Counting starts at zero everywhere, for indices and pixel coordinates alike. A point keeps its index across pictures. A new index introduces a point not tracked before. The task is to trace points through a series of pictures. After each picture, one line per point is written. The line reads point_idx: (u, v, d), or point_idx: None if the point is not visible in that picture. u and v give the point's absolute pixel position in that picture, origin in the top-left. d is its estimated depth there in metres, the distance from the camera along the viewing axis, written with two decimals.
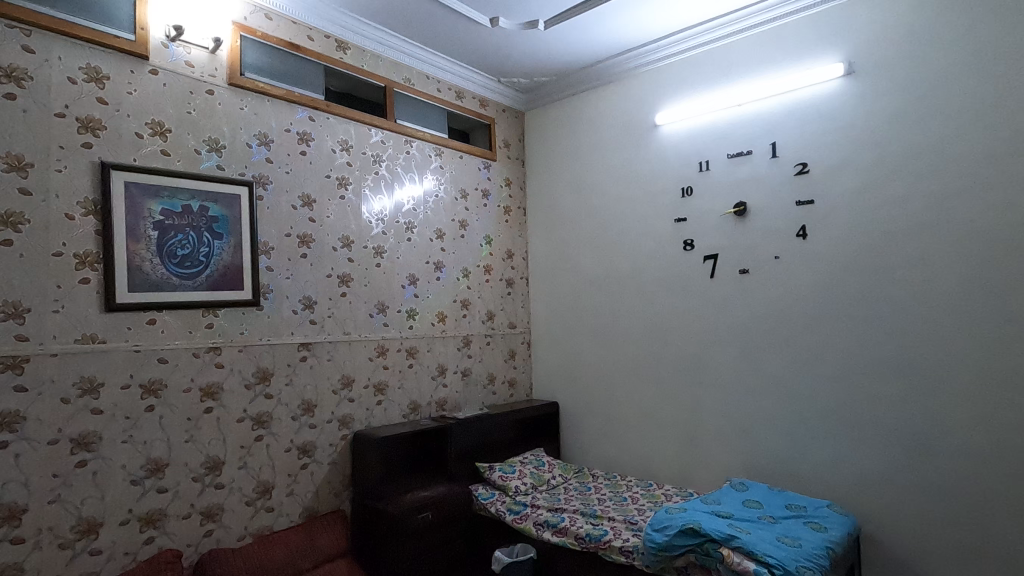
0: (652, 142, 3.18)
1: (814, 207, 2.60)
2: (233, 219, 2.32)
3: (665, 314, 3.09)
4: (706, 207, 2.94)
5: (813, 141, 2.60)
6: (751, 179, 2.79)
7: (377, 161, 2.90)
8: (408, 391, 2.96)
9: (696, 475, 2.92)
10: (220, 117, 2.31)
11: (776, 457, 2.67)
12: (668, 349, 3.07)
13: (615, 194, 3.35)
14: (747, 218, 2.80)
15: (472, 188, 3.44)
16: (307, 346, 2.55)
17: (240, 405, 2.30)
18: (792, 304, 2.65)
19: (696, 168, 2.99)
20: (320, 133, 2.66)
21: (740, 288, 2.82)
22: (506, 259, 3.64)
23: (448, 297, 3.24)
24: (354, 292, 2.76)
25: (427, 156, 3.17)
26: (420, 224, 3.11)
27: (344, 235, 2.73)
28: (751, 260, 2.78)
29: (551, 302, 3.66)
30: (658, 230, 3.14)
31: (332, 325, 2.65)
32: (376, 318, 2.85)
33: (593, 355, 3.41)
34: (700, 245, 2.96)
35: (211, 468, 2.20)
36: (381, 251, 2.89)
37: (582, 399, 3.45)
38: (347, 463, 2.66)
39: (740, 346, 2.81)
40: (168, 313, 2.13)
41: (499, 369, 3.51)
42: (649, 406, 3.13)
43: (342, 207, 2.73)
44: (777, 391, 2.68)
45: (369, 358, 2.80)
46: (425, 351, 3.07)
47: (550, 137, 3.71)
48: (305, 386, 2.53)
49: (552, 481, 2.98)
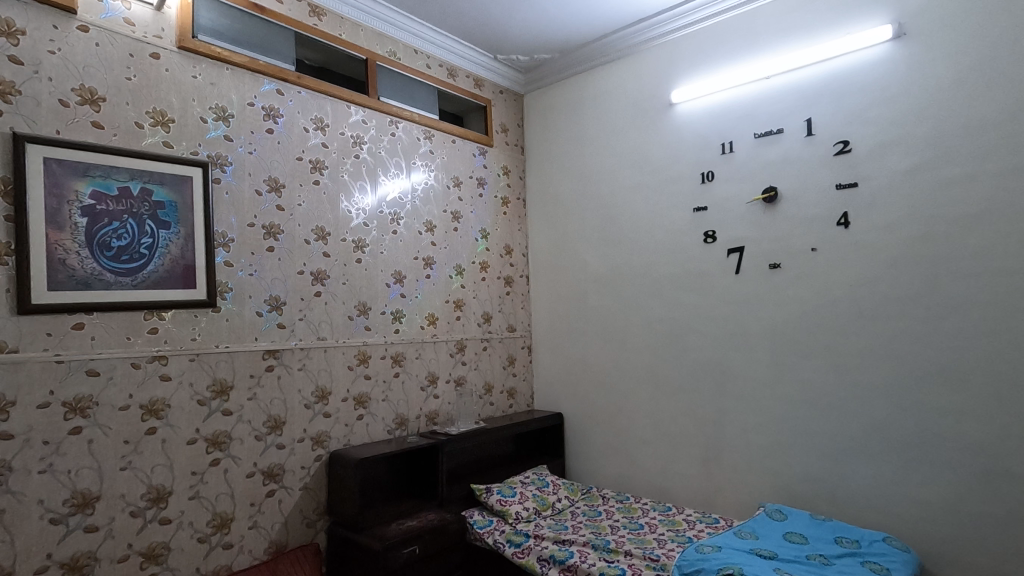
0: (667, 122, 2.85)
1: (858, 191, 2.26)
2: (184, 205, 1.97)
3: (683, 315, 2.75)
4: (729, 195, 2.61)
5: (856, 116, 2.27)
6: (782, 161, 2.45)
7: (358, 143, 2.56)
8: (393, 403, 2.61)
9: (721, 498, 2.57)
10: (168, 85, 1.97)
11: (815, 478, 2.32)
12: (686, 354, 2.73)
13: (625, 181, 3.01)
14: (778, 206, 2.46)
15: (465, 176, 3.10)
16: (274, 353, 2.20)
17: (192, 424, 1.95)
18: (831, 303, 2.31)
19: (718, 150, 2.66)
20: (291, 110, 2.32)
21: (771, 285, 2.47)
22: (504, 255, 3.30)
23: (440, 297, 2.89)
24: (331, 292, 2.41)
25: (415, 139, 2.83)
26: (407, 216, 2.76)
27: (318, 226, 2.39)
28: (783, 253, 2.44)
29: (555, 303, 3.32)
30: (674, 221, 2.80)
31: (304, 329, 2.31)
32: (356, 322, 2.50)
33: (602, 361, 3.07)
34: (724, 237, 2.62)
35: (154, 501, 1.85)
36: (362, 244, 2.55)
37: (589, 410, 3.11)
38: (322, 488, 2.32)
39: (770, 352, 2.47)
40: (102, 315, 1.78)
41: (497, 377, 3.16)
42: (666, 419, 2.78)
43: (316, 194, 2.39)
44: (816, 403, 2.33)
45: (348, 367, 2.45)
46: (413, 357, 2.72)
47: (552, 121, 3.37)
48: (272, 400, 2.18)
49: (558, 506, 2.63)
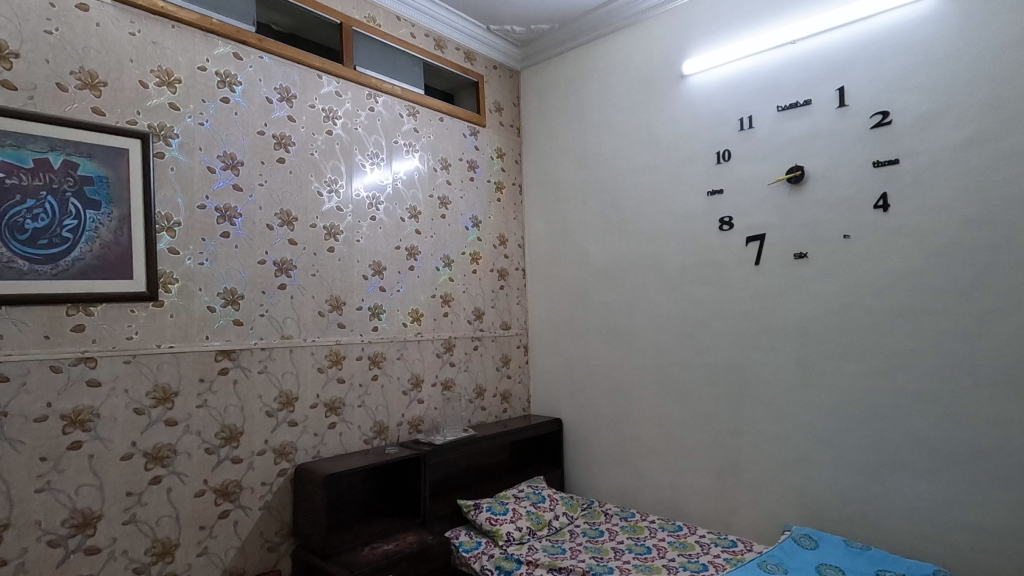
0: (678, 97, 2.56)
1: (899, 169, 1.96)
2: (118, 182, 1.70)
3: (695, 311, 2.47)
4: (748, 176, 2.32)
5: (898, 82, 1.97)
6: (810, 137, 2.16)
7: (331, 118, 2.28)
8: (371, 409, 2.33)
9: (739, 517, 2.29)
10: (98, 42, 1.69)
11: (847, 497, 2.04)
12: (699, 355, 2.45)
13: (631, 164, 2.72)
14: (805, 187, 2.17)
15: (455, 158, 2.82)
16: (229, 354, 1.92)
17: (126, 436, 1.68)
18: (866, 298, 2.02)
19: (736, 126, 2.36)
20: (251, 77, 2.04)
21: (796, 277, 2.18)
22: (498, 245, 3.02)
23: (426, 291, 2.61)
24: (298, 285, 2.13)
25: (398, 115, 2.55)
26: (388, 201, 2.48)
27: (283, 210, 2.11)
28: (810, 242, 2.15)
29: (553, 299, 3.04)
30: (686, 207, 2.51)
31: (265, 326, 2.03)
32: (328, 318, 2.22)
33: (605, 362, 2.78)
34: (742, 223, 2.33)
35: (78, 527, 1.58)
36: (335, 231, 2.27)
37: (591, 416, 2.82)
38: (287, 507, 2.04)
39: (795, 353, 2.18)
40: (12, 309, 1.51)
41: (489, 379, 2.89)
42: (676, 427, 2.50)
43: (281, 174, 2.11)
44: (848, 411, 2.05)
45: (318, 369, 2.17)
46: (394, 358, 2.44)
47: (550, 99, 3.08)
48: (226, 408, 1.90)
49: (555, 525, 2.35)
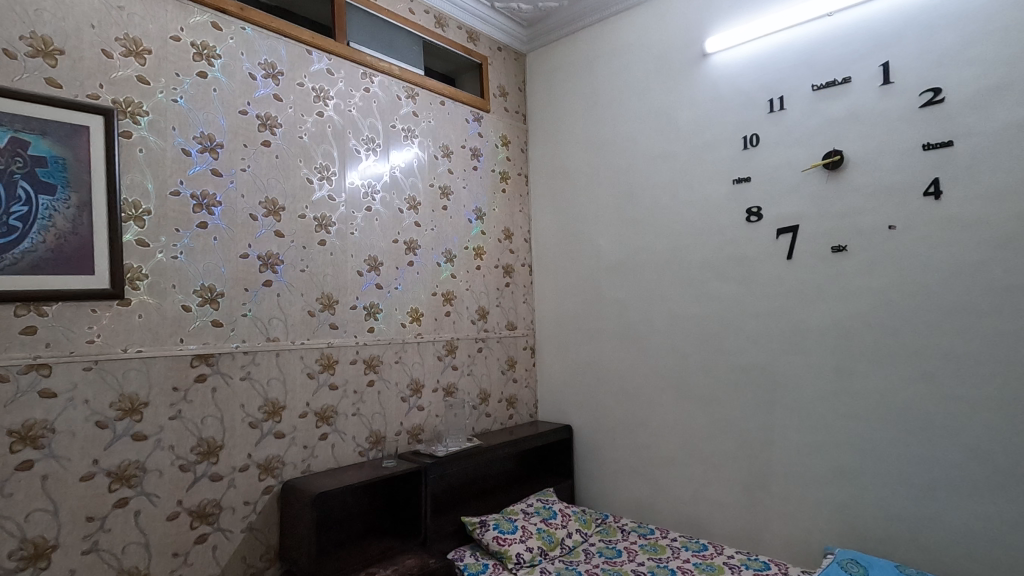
0: (699, 77, 2.36)
1: (952, 152, 1.77)
2: (77, 163, 1.49)
3: (719, 310, 2.27)
4: (779, 162, 2.12)
5: (951, 56, 1.78)
6: (849, 117, 1.96)
7: (322, 98, 2.08)
8: (366, 418, 2.13)
9: (769, 535, 2.10)
10: (53, 4, 1.48)
11: (892, 515, 1.85)
12: (724, 358, 2.25)
13: (648, 151, 2.52)
14: (844, 173, 1.97)
15: (457, 145, 2.61)
16: (206, 359, 1.72)
17: (87, 454, 1.47)
18: (915, 295, 1.83)
19: (765, 108, 2.17)
20: (231, 50, 1.83)
21: (834, 272, 1.99)
22: (503, 240, 2.81)
23: (426, 288, 2.41)
24: (286, 282, 1.93)
25: (395, 96, 2.34)
26: (385, 190, 2.28)
27: (268, 198, 1.90)
28: (850, 233, 1.96)
29: (562, 297, 2.84)
30: (709, 196, 2.31)
31: (248, 327, 1.82)
32: (319, 319, 2.02)
33: (619, 364, 2.58)
34: (773, 214, 2.13)
35: (28, 560, 1.37)
36: (326, 222, 2.06)
37: (603, 423, 2.63)
38: (273, 528, 1.84)
39: (834, 356, 1.98)
40: None
41: (494, 384, 2.68)
42: (698, 436, 2.30)
43: (266, 158, 1.90)
44: (893, 420, 1.86)
45: (308, 375, 1.96)
46: (391, 362, 2.24)
47: (559, 82, 2.88)
48: (204, 420, 1.70)
49: (569, 544, 2.15)
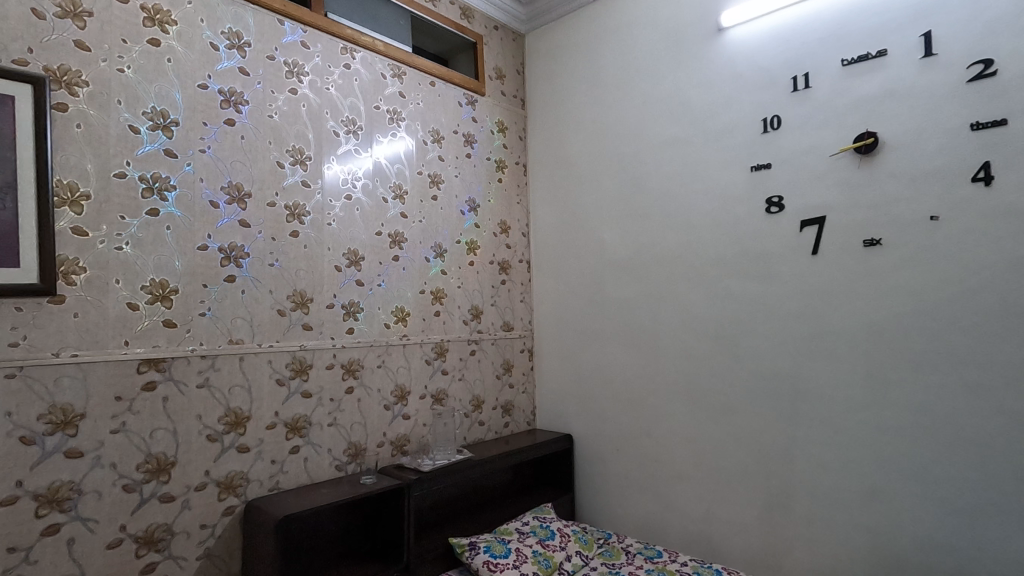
0: (714, 54, 2.15)
1: (1007, 132, 1.55)
2: (0, 138, 1.28)
3: (735, 311, 2.06)
4: (803, 146, 1.91)
5: (1005, 22, 1.56)
6: (885, 95, 1.75)
7: (295, 74, 1.87)
8: (345, 429, 1.93)
9: (791, 560, 1.89)
10: None
11: (933, 542, 1.64)
12: (740, 363, 2.04)
13: (656, 137, 2.31)
14: (878, 158, 1.76)
15: (448, 130, 2.41)
16: (157, 365, 1.51)
17: (9, 475, 1.27)
18: (960, 294, 1.61)
19: (788, 86, 1.95)
20: (189, 16, 1.63)
21: (866, 270, 1.77)
22: (499, 234, 2.61)
23: (413, 286, 2.20)
24: (252, 277, 1.72)
25: (379, 75, 2.14)
26: (367, 178, 2.07)
27: (232, 183, 1.70)
28: (885, 225, 1.74)
29: (563, 295, 2.63)
30: (724, 186, 2.10)
31: (207, 328, 1.62)
32: (290, 318, 1.81)
33: (624, 369, 2.37)
34: (796, 204, 1.92)
35: None
36: (300, 211, 1.85)
37: (607, 432, 2.42)
38: (235, 555, 1.63)
39: (866, 362, 1.77)
40: None
41: (488, 389, 2.48)
42: (712, 449, 2.09)
43: (230, 139, 1.70)
44: (934, 435, 1.65)
45: (277, 381, 1.76)
46: (374, 366, 2.04)
47: (560, 64, 2.67)
48: (153, 433, 1.49)
49: (568, 568, 1.93)
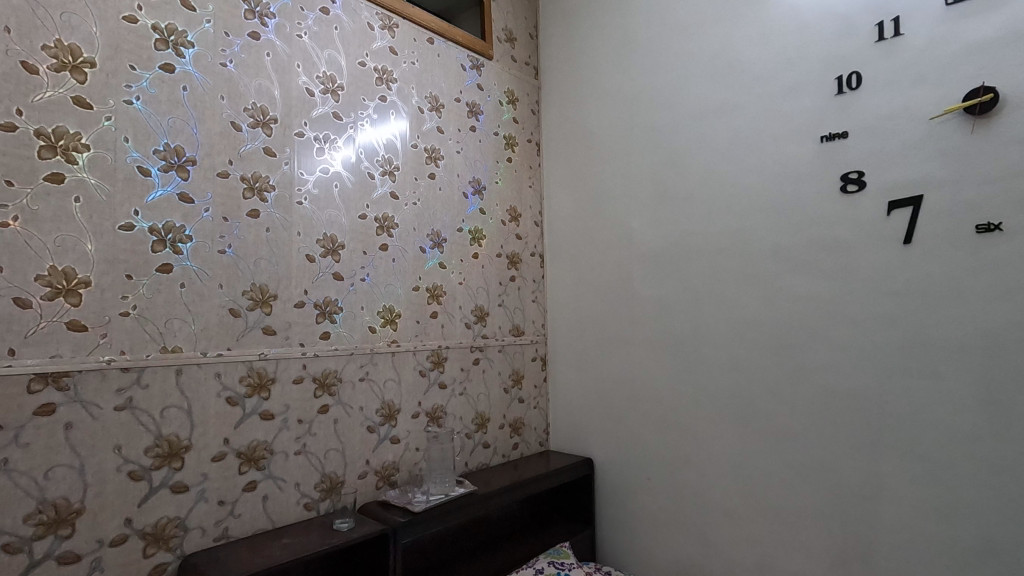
0: (772, 3, 1.77)
1: None
2: None
3: (799, 315, 1.68)
4: (892, 109, 1.53)
5: None
6: (1006, 40, 1.36)
7: (258, 14, 1.50)
8: (317, 457, 1.55)
9: None
10: None
11: None
12: (806, 379, 1.65)
13: (697, 105, 1.93)
14: (996, 121, 1.37)
15: (450, 97, 2.03)
16: (56, 381, 1.14)
17: None
18: None
19: (872, 35, 1.57)
20: None
21: (979, 264, 1.38)
22: (508, 222, 2.23)
23: (405, 281, 1.82)
24: (195, 267, 1.35)
25: (366, 24, 1.77)
26: (349, 148, 1.69)
27: (168, 146, 1.32)
28: (1008, 204, 1.35)
29: (582, 295, 2.25)
30: (785, 162, 1.72)
31: (129, 333, 1.24)
32: (247, 320, 1.44)
33: (657, 382, 1.99)
34: (881, 182, 1.54)
35: None
36: (261, 185, 1.48)
37: (635, 457, 2.03)
38: None
39: (980, 381, 1.38)
40: None
41: (494, 405, 2.10)
42: (768, 484, 1.71)
43: (167, 89, 1.32)
44: None
45: (228, 400, 1.38)
46: (355, 379, 1.66)
47: (580, 26, 2.30)
48: (50, 472, 1.12)
49: None
